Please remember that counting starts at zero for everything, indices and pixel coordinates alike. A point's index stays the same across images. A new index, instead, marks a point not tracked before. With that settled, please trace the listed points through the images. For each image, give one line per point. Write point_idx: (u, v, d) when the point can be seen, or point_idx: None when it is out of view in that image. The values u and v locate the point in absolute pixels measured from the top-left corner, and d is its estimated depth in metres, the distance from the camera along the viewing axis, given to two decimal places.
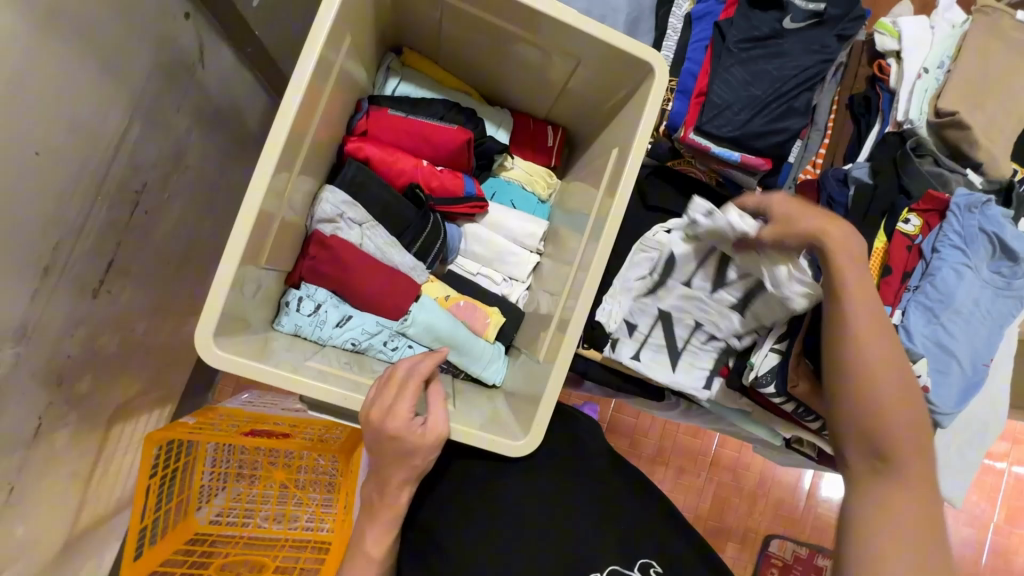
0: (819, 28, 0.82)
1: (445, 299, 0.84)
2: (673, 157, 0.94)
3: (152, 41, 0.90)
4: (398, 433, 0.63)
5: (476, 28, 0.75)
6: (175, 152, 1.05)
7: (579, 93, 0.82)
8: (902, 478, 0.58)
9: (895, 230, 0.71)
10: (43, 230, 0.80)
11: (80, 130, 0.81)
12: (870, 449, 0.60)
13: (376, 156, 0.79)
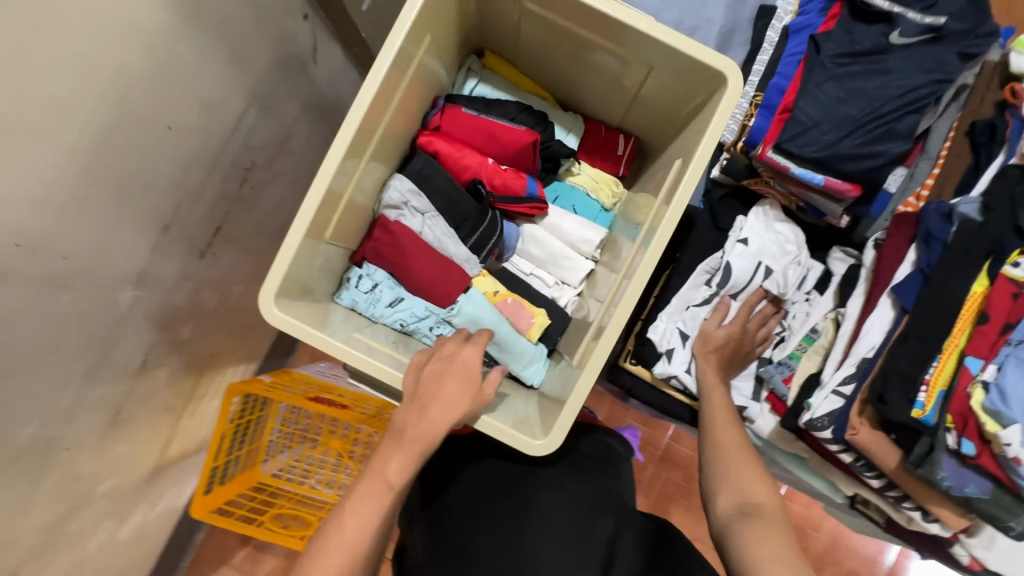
0: (937, 44, 0.73)
1: (494, 294, 0.86)
2: (749, 175, 0.87)
3: (275, 38, 1.02)
4: (468, 369, 0.66)
5: (553, 31, 0.77)
6: (282, 137, 1.18)
7: (652, 101, 0.80)
8: (767, 526, 0.62)
9: (998, 273, 0.62)
10: (167, 194, 0.93)
11: (206, 111, 0.94)
12: (734, 502, 0.66)
13: (444, 151, 0.83)
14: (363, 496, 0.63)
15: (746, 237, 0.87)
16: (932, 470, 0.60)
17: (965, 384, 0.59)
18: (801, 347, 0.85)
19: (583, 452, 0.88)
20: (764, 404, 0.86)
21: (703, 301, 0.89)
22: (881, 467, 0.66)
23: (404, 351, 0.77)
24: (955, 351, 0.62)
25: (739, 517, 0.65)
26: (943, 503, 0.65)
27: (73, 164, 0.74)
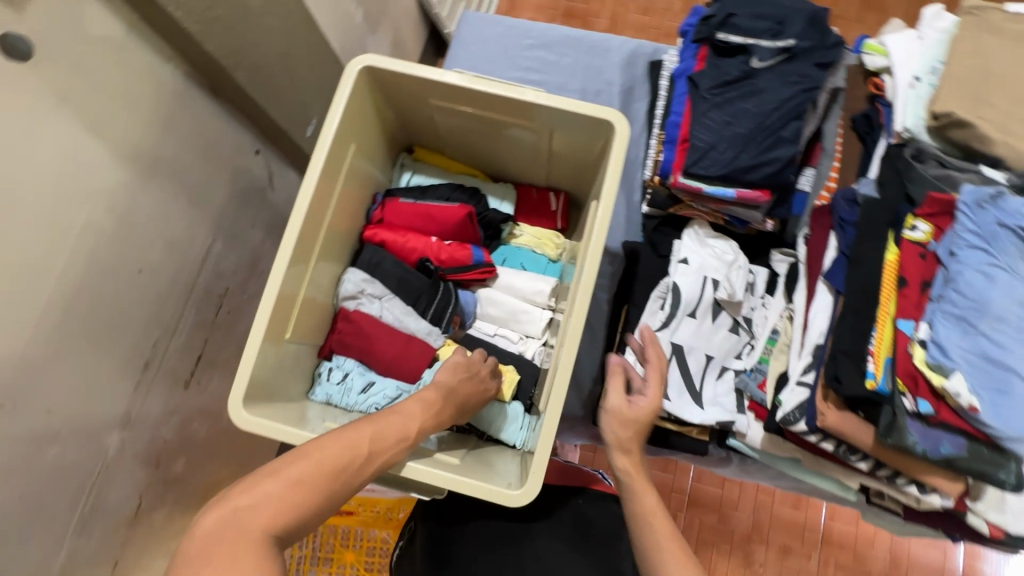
0: (794, 61, 0.84)
1: None
2: (674, 203, 0.95)
3: (232, 175, 1.12)
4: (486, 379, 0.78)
5: (463, 119, 0.87)
6: (251, 260, 1.26)
7: (565, 159, 0.89)
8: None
9: (902, 239, 0.66)
10: (145, 330, 0.99)
11: (174, 249, 1.01)
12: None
13: (390, 239, 0.90)
14: (308, 464, 0.50)
15: (686, 257, 0.92)
16: (902, 437, 0.60)
17: (906, 345, 0.61)
18: (768, 350, 0.90)
19: (586, 514, 0.81)
20: (750, 413, 0.87)
21: (663, 325, 0.91)
22: (860, 447, 0.65)
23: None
24: (888, 318, 0.64)
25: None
26: (933, 471, 0.64)
27: (49, 320, 0.79)
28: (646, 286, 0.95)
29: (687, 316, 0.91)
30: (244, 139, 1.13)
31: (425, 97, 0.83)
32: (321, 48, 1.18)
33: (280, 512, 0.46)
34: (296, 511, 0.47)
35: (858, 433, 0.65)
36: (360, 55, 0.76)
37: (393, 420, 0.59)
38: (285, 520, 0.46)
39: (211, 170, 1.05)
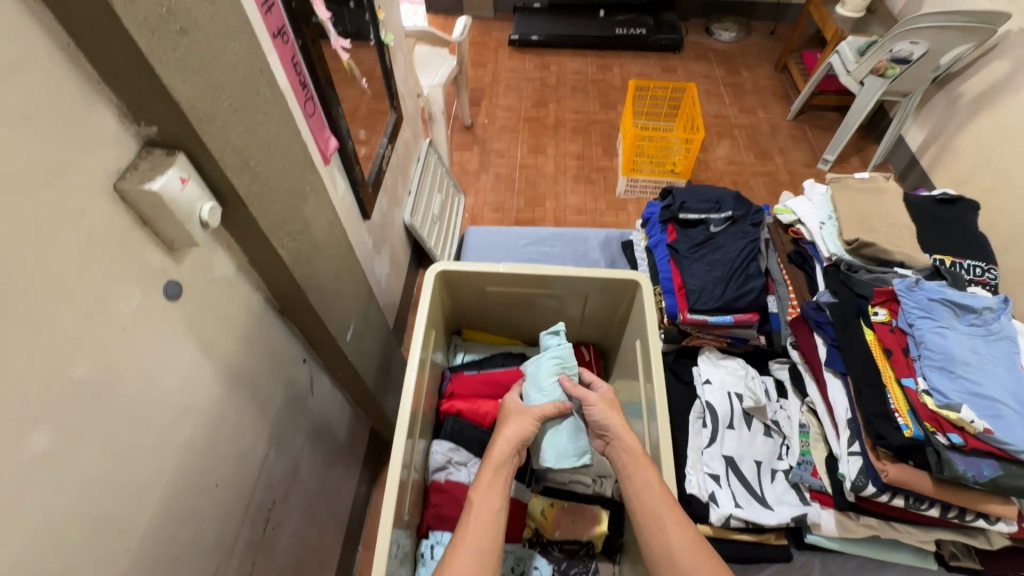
0: (737, 224, 1.18)
1: (551, 507, 0.94)
2: (684, 336, 1.17)
3: (286, 382, 1.22)
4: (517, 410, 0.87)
5: (511, 299, 1.08)
6: (293, 468, 1.27)
7: (594, 316, 1.10)
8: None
9: (873, 323, 0.91)
10: (211, 551, 0.95)
11: (242, 459, 1.04)
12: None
13: (464, 407, 1.01)
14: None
15: (708, 377, 1.10)
16: (953, 468, 0.74)
17: (916, 396, 0.80)
18: (805, 443, 1.03)
19: None
20: (815, 503, 0.96)
21: (710, 441, 1.04)
22: (924, 492, 0.77)
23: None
24: (893, 380, 0.84)
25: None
26: (987, 499, 0.76)
27: (141, 550, 0.79)
28: (683, 410, 1.10)
29: (728, 428, 1.04)
30: (296, 352, 1.26)
31: (482, 286, 1.05)
32: (357, 270, 1.42)
33: None
34: None
35: (917, 481, 0.78)
36: (433, 264, 1.00)
37: (481, 489, 0.74)
38: None
39: (274, 382, 1.15)
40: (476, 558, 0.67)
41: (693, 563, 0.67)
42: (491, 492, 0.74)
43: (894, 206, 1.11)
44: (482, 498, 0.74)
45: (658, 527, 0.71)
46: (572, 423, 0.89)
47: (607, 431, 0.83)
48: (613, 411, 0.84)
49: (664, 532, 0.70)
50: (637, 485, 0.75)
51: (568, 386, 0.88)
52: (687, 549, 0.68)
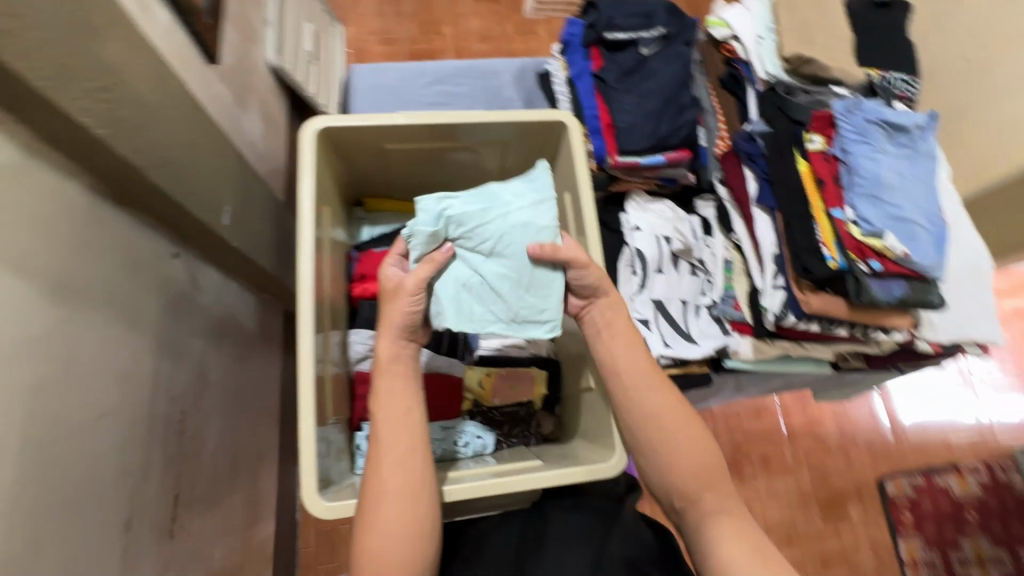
0: (669, 44, 1.03)
1: (486, 377, 0.90)
2: (612, 181, 1.07)
3: (158, 283, 1.01)
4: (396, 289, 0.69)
5: (416, 155, 0.89)
6: (199, 372, 1.14)
7: (515, 169, 0.96)
8: (718, 497, 0.65)
9: (808, 151, 0.84)
10: (119, 482, 0.86)
11: (126, 380, 0.89)
12: (679, 479, 0.65)
13: (381, 290, 0.89)
14: (389, 499, 0.60)
15: (637, 224, 1.04)
16: (870, 294, 0.77)
17: (843, 227, 0.79)
18: (728, 278, 1.04)
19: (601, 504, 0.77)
20: (735, 333, 1.01)
21: (641, 287, 1.02)
22: (838, 316, 0.81)
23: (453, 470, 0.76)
24: (822, 212, 0.81)
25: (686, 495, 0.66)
26: (889, 314, 0.82)
27: (18, 510, 0.66)
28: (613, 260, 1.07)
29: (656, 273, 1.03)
30: (161, 245, 1.03)
31: (375, 144, 0.84)
32: (215, 133, 1.12)
33: (403, 510, 0.60)
34: (413, 500, 0.61)
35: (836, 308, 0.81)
36: (308, 119, 0.76)
37: (382, 395, 0.66)
38: (407, 515, 0.60)
39: (139, 287, 0.95)
40: (398, 470, 0.62)
41: (676, 424, 0.67)
42: (392, 395, 0.66)
43: (836, 13, 0.99)
44: (387, 412, 0.65)
45: (640, 393, 0.68)
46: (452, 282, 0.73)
47: (594, 292, 0.73)
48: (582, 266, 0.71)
49: (644, 397, 0.68)
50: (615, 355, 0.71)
51: (538, 251, 0.72)
52: (669, 413, 0.67)
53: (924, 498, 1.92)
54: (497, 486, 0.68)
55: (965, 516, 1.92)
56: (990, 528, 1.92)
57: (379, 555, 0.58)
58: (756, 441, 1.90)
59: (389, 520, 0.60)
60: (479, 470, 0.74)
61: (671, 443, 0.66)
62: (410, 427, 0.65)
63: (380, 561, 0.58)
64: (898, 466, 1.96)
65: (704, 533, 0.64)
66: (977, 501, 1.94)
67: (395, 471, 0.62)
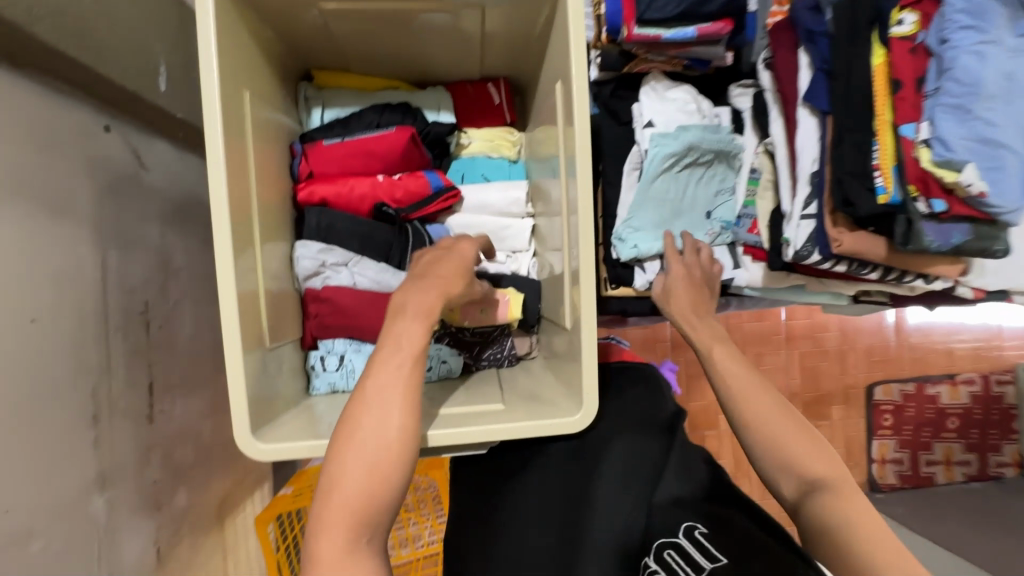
0: None
1: (452, 309, 0.75)
2: (627, 60, 0.85)
3: (87, 164, 0.87)
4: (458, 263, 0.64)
5: (368, 16, 0.68)
6: (161, 260, 1.05)
7: (499, 37, 0.74)
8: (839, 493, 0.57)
9: (889, 37, 0.63)
10: (76, 383, 0.83)
11: (62, 279, 0.81)
12: (790, 474, 0.61)
13: (331, 194, 0.74)
14: (371, 446, 0.52)
15: (651, 119, 0.85)
16: (920, 241, 0.63)
17: (910, 150, 0.61)
18: (752, 192, 0.89)
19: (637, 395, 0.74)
20: (746, 258, 0.89)
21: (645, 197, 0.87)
22: (874, 259, 0.68)
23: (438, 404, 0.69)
24: (887, 126, 0.63)
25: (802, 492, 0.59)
26: (937, 261, 0.68)
27: None
28: (619, 160, 0.89)
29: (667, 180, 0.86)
30: (85, 116, 0.86)
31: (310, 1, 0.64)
32: None
33: (386, 467, 0.52)
34: (395, 457, 0.53)
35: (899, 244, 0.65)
36: None
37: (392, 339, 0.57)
38: (388, 474, 0.52)
39: (63, 171, 0.81)
40: (389, 419, 0.53)
41: (781, 421, 0.63)
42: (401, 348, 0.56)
43: None
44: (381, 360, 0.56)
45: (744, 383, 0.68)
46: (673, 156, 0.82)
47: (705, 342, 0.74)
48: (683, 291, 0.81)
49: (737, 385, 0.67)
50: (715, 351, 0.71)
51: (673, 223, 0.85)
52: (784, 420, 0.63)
53: (909, 404, 1.94)
54: (456, 437, 0.60)
55: (944, 423, 1.95)
56: (967, 436, 1.96)
57: (350, 510, 0.51)
58: (753, 341, 1.87)
59: (360, 477, 0.52)
60: (460, 408, 0.67)
61: (785, 443, 0.62)
62: (409, 375, 0.55)
63: (351, 516, 0.51)
64: (891, 372, 1.95)
65: (818, 523, 0.57)
66: (962, 410, 1.95)
67: (377, 418, 0.53)
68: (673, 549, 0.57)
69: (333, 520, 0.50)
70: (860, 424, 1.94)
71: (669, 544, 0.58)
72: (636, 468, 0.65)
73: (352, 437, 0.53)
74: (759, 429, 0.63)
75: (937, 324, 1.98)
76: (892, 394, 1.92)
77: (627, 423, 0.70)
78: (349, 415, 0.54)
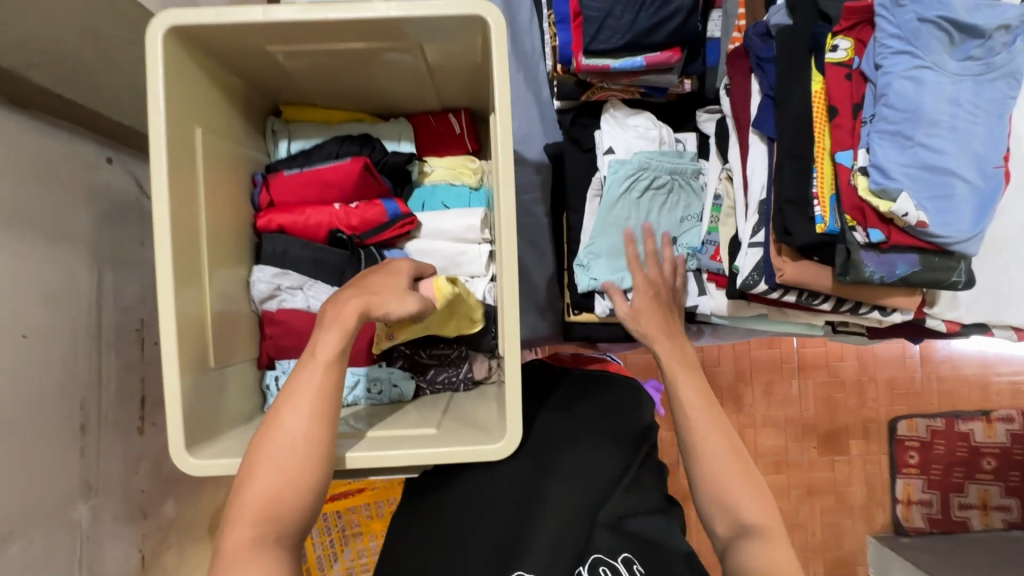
0: None
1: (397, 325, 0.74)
2: (584, 89, 0.86)
3: (88, 193, 0.95)
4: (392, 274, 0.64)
5: (321, 56, 0.73)
6: (158, 280, 1.12)
7: (449, 70, 0.76)
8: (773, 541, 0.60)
9: (825, 64, 0.62)
10: (64, 394, 0.89)
11: (56, 298, 0.88)
12: (730, 524, 0.62)
13: (288, 222, 0.78)
14: (283, 450, 0.57)
15: (610, 146, 0.86)
16: (859, 272, 0.60)
17: (847, 177, 0.59)
18: (715, 219, 0.86)
19: (614, 403, 0.72)
20: (710, 286, 0.86)
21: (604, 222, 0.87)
22: (822, 289, 0.65)
23: (368, 426, 0.71)
24: (825, 155, 0.61)
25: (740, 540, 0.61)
26: (893, 292, 0.65)
27: None
28: (580, 187, 0.89)
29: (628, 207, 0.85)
30: (85, 149, 0.94)
31: (259, 46, 0.68)
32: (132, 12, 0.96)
33: (300, 452, 0.57)
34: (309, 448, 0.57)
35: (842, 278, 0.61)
36: (158, 14, 0.60)
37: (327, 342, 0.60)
38: (303, 457, 0.57)
39: (60, 199, 0.89)
40: (310, 412, 0.58)
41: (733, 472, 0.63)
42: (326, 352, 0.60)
43: None
44: (303, 376, 0.60)
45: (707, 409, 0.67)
46: (629, 184, 0.83)
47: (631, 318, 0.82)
48: (655, 316, 0.80)
49: (700, 436, 0.65)
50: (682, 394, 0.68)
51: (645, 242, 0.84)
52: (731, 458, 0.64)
53: (938, 441, 1.81)
54: (381, 459, 0.62)
55: (979, 463, 1.80)
56: (1006, 477, 1.79)
57: (268, 486, 0.56)
58: (762, 369, 1.79)
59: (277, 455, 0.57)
60: (387, 431, 0.69)
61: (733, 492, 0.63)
62: (327, 386, 0.59)
63: (260, 514, 0.56)
64: (917, 406, 1.83)
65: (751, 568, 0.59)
66: (1000, 450, 1.80)
67: (306, 413, 0.58)
68: (608, 565, 0.58)
69: (242, 515, 0.56)
70: (882, 460, 1.81)
71: (603, 561, 0.58)
72: (596, 477, 0.64)
73: (271, 441, 0.57)
74: (713, 484, 0.63)
75: (968, 355, 1.84)
76: (917, 429, 1.80)
77: (601, 432, 0.68)
78: (268, 424, 0.58)
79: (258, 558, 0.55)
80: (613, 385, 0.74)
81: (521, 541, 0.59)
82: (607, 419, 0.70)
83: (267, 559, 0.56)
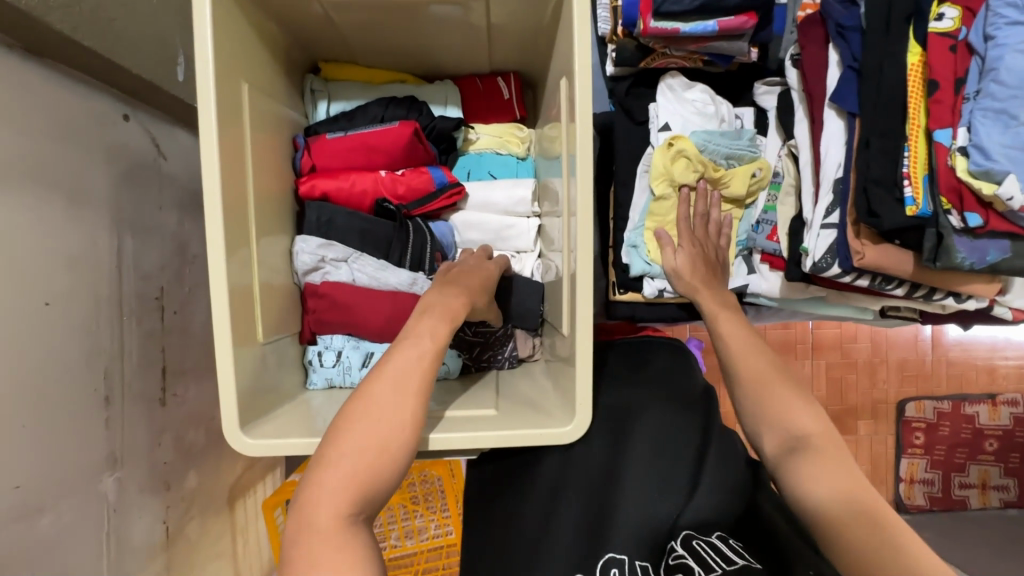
0: None
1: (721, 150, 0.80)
2: (643, 56, 0.80)
3: (105, 150, 0.89)
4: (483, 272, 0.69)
5: (371, 9, 0.67)
6: (177, 246, 1.07)
7: (506, 28, 0.71)
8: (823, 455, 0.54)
9: (928, 34, 0.57)
10: (88, 364, 0.85)
11: (76, 263, 0.83)
12: (781, 439, 0.56)
13: (331, 188, 0.73)
14: (360, 430, 0.50)
15: (667, 122, 0.82)
16: (951, 258, 0.57)
17: (944, 158, 0.56)
18: (772, 198, 0.83)
19: (666, 368, 0.71)
20: (764, 266, 0.84)
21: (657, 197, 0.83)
22: (900, 275, 0.63)
23: (444, 405, 0.68)
24: (920, 132, 0.58)
25: (788, 455, 0.55)
26: (971, 279, 0.63)
27: None
28: (632, 159, 0.85)
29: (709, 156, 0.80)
30: (102, 105, 0.88)
31: None
32: None
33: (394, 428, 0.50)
34: (404, 427, 0.51)
35: (925, 258, 0.59)
36: None
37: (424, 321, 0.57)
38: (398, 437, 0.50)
39: (79, 158, 0.83)
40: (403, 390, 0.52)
41: (777, 388, 0.58)
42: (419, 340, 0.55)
43: None
44: (399, 355, 0.54)
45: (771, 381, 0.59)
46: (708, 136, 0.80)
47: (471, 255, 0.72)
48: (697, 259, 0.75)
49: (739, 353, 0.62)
50: (730, 337, 0.64)
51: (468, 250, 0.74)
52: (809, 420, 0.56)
53: (943, 423, 1.84)
54: (445, 442, 0.59)
55: (982, 446, 1.83)
56: (1007, 460, 1.83)
57: (358, 450, 0.49)
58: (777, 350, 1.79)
59: (368, 428, 0.50)
60: (463, 411, 0.66)
61: (773, 403, 0.58)
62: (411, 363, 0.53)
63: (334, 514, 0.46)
64: (926, 389, 1.85)
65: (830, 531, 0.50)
66: (1002, 432, 1.82)
67: (394, 392, 0.52)
68: (701, 539, 0.52)
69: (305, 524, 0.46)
70: (891, 442, 1.84)
71: (697, 535, 0.52)
72: (674, 448, 0.60)
73: (356, 422, 0.50)
74: (774, 417, 0.57)
75: (979, 340, 1.86)
76: (925, 411, 1.83)
77: (662, 397, 0.65)
78: (359, 395, 0.52)
79: (341, 551, 0.45)
80: (665, 351, 0.73)
81: (609, 516, 0.56)
82: (664, 389, 0.67)
83: (355, 546, 0.46)
